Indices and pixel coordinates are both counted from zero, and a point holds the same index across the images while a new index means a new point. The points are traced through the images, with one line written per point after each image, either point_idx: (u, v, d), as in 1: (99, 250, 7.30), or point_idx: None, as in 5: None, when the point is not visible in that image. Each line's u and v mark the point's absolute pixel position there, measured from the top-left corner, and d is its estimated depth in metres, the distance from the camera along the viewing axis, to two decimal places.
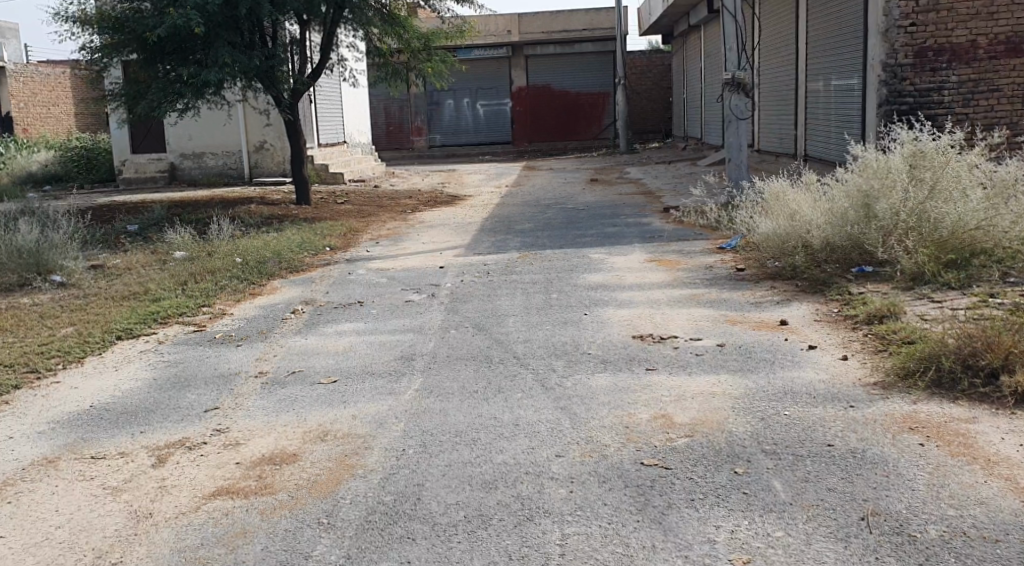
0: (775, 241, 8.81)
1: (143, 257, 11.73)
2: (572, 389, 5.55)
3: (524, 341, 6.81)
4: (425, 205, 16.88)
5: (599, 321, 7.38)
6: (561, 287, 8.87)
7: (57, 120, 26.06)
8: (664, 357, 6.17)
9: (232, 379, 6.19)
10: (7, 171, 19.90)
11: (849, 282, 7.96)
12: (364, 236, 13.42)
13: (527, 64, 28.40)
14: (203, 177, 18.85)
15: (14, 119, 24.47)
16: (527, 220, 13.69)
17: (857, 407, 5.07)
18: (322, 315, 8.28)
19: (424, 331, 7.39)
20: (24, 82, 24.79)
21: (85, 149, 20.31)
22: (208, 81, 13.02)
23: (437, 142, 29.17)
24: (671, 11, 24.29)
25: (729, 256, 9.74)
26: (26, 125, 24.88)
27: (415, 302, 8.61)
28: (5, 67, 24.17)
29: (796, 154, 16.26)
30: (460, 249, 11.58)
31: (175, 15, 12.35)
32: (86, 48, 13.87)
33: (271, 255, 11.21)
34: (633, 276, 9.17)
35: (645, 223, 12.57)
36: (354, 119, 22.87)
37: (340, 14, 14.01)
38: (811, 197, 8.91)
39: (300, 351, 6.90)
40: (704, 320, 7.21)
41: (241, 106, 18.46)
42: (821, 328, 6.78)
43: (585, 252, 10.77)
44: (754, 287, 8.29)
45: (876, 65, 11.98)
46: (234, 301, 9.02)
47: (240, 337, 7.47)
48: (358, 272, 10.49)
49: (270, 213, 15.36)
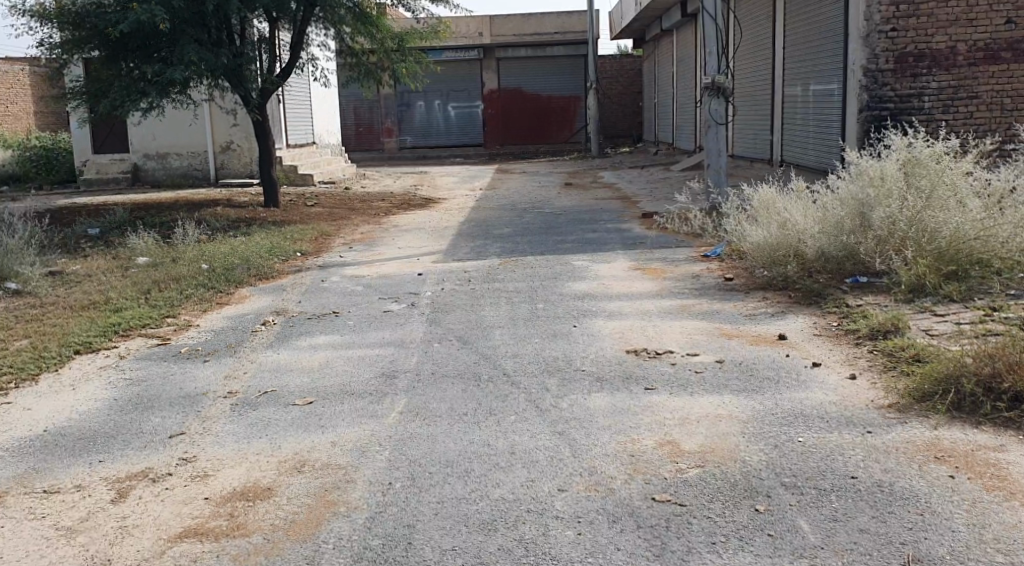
0: (765, 250, 8.39)
1: (103, 262, 11.25)
2: (567, 411, 5.17)
3: (511, 357, 6.40)
4: (398, 208, 16.47)
5: (589, 333, 7.01)
6: (546, 296, 8.51)
7: (17, 119, 25.40)
8: (663, 374, 5.80)
9: (198, 400, 5.78)
10: None
11: (844, 293, 7.59)
12: (337, 240, 13.00)
13: (498, 66, 28.03)
14: (168, 179, 18.33)
15: None
16: (505, 225, 13.32)
17: (876, 433, 4.70)
18: (296, 325, 7.87)
19: (406, 345, 6.99)
20: None
21: (44, 149, 19.71)
22: (174, 79, 12.53)
23: (408, 144, 28.74)
24: (644, 15, 24.03)
25: (716, 264, 9.42)
26: None
27: (394, 312, 8.22)
28: None
29: (774, 160, 15.98)
30: (438, 255, 11.19)
31: (140, 11, 11.86)
32: (45, 44, 13.31)
33: (239, 261, 10.78)
34: (619, 285, 8.82)
35: (626, 229, 12.24)
36: (324, 119, 22.38)
37: (312, 11, 13.57)
38: (802, 203, 8.53)
39: (272, 368, 6.50)
40: (698, 333, 6.86)
41: (207, 106, 17.96)
42: (821, 341, 6.43)
43: (568, 259, 10.41)
44: (746, 298, 7.93)
45: (857, 69, 11.72)
46: (201, 312, 8.60)
47: (208, 351, 7.05)
48: (331, 279, 10.07)
49: (238, 216, 14.88)
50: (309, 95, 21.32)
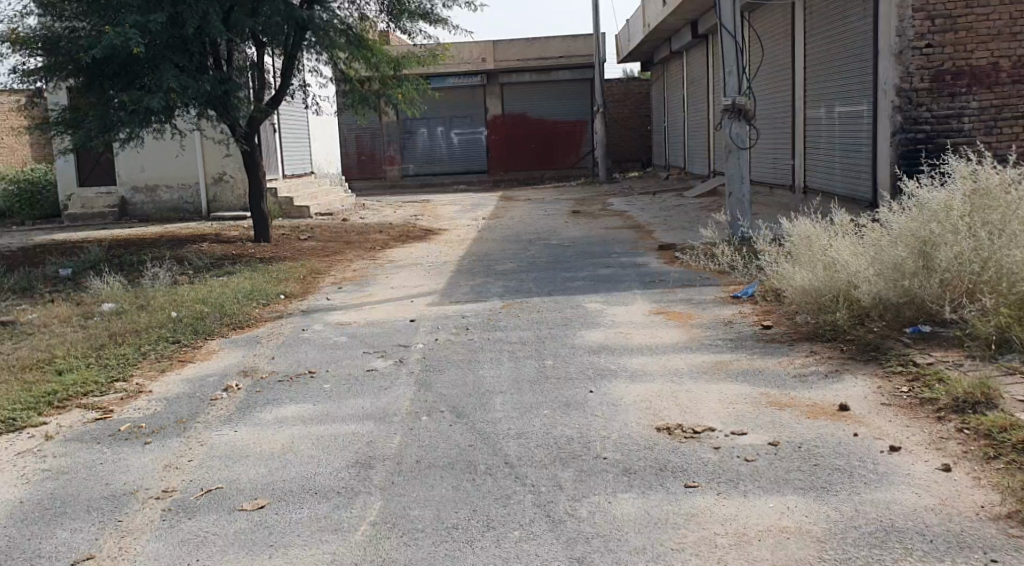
0: (811, 294, 7.14)
1: (65, 309, 10.18)
2: (587, 525, 4.18)
3: (515, 436, 5.22)
4: (395, 241, 15.33)
5: (609, 402, 5.82)
6: (555, 349, 7.35)
7: (14, 154, 24.45)
8: (706, 465, 4.61)
9: (125, 506, 4.77)
10: None
11: (908, 347, 6.38)
12: (326, 279, 11.86)
13: (501, 92, 26.97)
14: (156, 213, 17.26)
15: None
16: (509, 259, 12.16)
17: (1002, 562, 3.80)
18: (263, 391, 6.70)
19: (389, 418, 5.80)
20: None
21: (29, 182, 18.64)
22: (152, 108, 11.39)
23: (410, 172, 27.70)
24: (652, 37, 22.95)
25: (750, 308, 8.26)
26: None
27: (379, 371, 7.05)
28: None
29: (796, 186, 14.78)
30: (435, 296, 10.03)
31: (113, 34, 10.74)
32: (17, 71, 12.22)
33: (211, 307, 9.65)
34: (640, 334, 7.68)
35: (642, 263, 11.10)
36: (321, 146, 21.30)
37: (302, 35, 12.44)
38: (850, 240, 7.34)
39: (228, 454, 5.37)
40: (740, 400, 5.70)
41: (196, 137, 16.89)
42: (895, 413, 5.22)
43: (579, 300, 9.27)
44: (789, 351, 6.77)
45: (889, 90, 10.57)
46: (157, 373, 7.51)
47: (152, 430, 5.94)
48: (313, 327, 8.96)
49: (224, 253, 13.77)
50: (304, 123, 20.21)
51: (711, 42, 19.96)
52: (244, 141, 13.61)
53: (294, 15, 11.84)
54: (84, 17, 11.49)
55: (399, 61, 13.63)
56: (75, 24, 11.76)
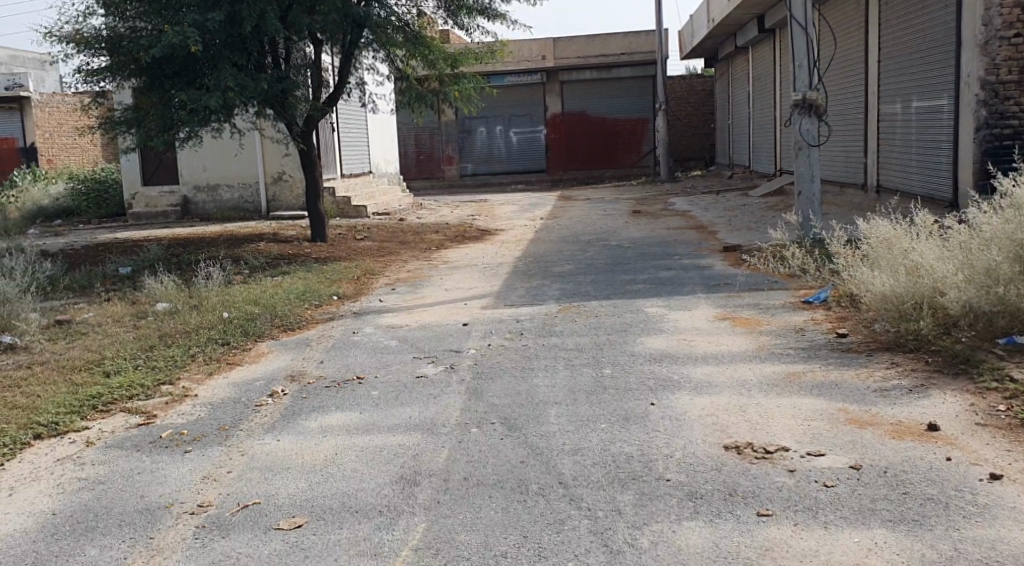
0: (891, 301, 6.72)
1: (119, 309, 10.02)
2: (649, 559, 3.88)
3: (572, 452, 4.88)
4: (452, 241, 15.05)
5: (673, 417, 5.46)
6: (614, 357, 6.97)
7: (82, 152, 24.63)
8: (781, 490, 4.26)
9: (156, 521, 4.52)
10: (18, 206, 18.45)
11: (1000, 361, 5.91)
12: (381, 279, 11.61)
13: (562, 90, 26.61)
14: (216, 212, 17.17)
15: (39, 150, 23.28)
16: (567, 260, 11.80)
17: None
18: (309, 398, 6.41)
19: (437, 430, 5.49)
20: (50, 112, 23.68)
21: (96, 180, 18.69)
22: (210, 107, 11.19)
23: (468, 171, 27.45)
24: (717, 32, 22.46)
25: (821, 315, 7.81)
26: (51, 155, 23.59)
27: (429, 378, 6.73)
28: (29, 97, 23.05)
29: (868, 186, 14.20)
30: (490, 298, 9.69)
31: (171, 33, 10.56)
32: (80, 71, 12.11)
33: (262, 308, 9.42)
34: (705, 341, 7.28)
35: (707, 266, 10.67)
36: (380, 145, 21.14)
37: (360, 32, 12.17)
38: (933, 244, 6.89)
39: (270, 466, 5.08)
40: (816, 418, 5.32)
41: (255, 135, 16.78)
42: (991, 435, 4.79)
43: (639, 304, 8.87)
44: (867, 363, 6.34)
45: (972, 82, 10.42)
46: (205, 376, 7.28)
47: (193, 438, 5.67)
48: (364, 329, 8.68)
49: (280, 252, 13.59)
50: (363, 121, 20.02)
51: (778, 37, 19.40)
52: (301, 140, 13.41)
53: (352, 12, 11.55)
54: (145, 17, 11.32)
55: (457, 58, 13.28)
56: (137, 24, 11.59)
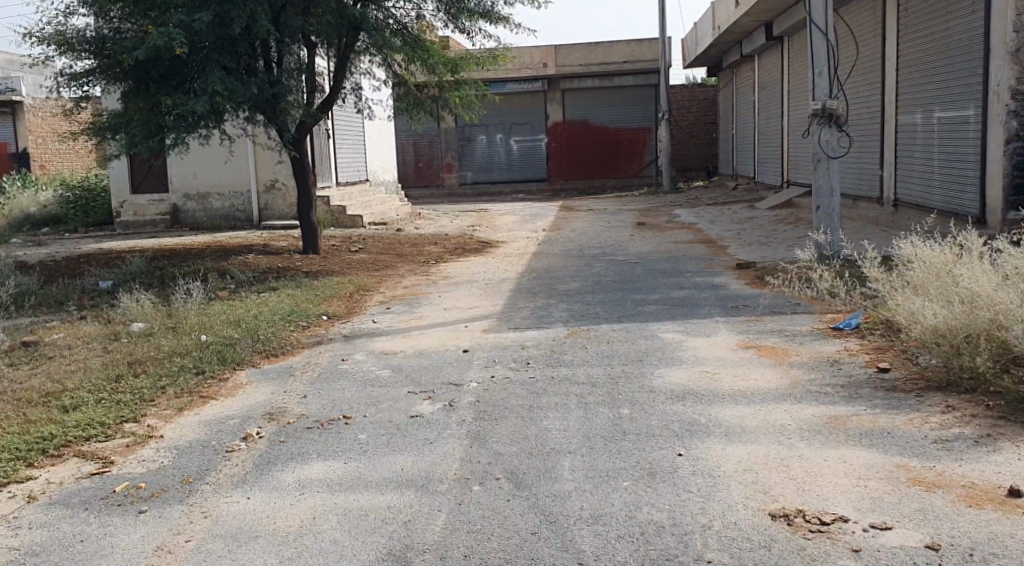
0: (935, 335, 6.02)
1: (90, 329, 9.25)
2: None
3: (590, 519, 4.37)
4: (451, 253, 14.32)
5: (704, 472, 4.75)
6: (631, 393, 6.23)
7: (80, 156, 23.92)
8: None
9: None
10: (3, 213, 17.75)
11: None
12: (375, 296, 10.91)
13: (563, 98, 25.89)
14: (207, 222, 16.41)
15: (32, 155, 22.50)
16: (574, 277, 11.07)
17: None
18: (287, 443, 5.65)
19: (431, 488, 4.77)
20: (44, 116, 22.86)
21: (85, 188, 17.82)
22: (197, 113, 10.34)
23: (468, 180, 26.71)
24: (721, 41, 21.82)
25: (856, 344, 7.07)
26: (43, 161, 22.87)
27: (425, 418, 5.98)
28: (23, 102, 22.21)
29: (885, 199, 13.45)
30: (491, 321, 8.95)
31: (156, 34, 9.74)
32: (60, 74, 11.25)
33: (245, 329, 8.65)
34: (731, 374, 6.53)
35: (722, 285, 9.94)
36: (378, 152, 20.36)
37: (356, 34, 11.33)
38: (982, 270, 6.20)
39: (235, 534, 4.49)
40: (871, 475, 4.62)
41: (245, 143, 16.02)
42: None
43: (655, 329, 8.12)
44: (919, 406, 5.60)
45: (1002, 91, 9.76)
46: (175, 412, 6.54)
47: (152, 493, 4.94)
48: (355, 356, 7.94)
49: (270, 265, 12.84)
50: (359, 128, 19.26)
51: (788, 44, 18.67)
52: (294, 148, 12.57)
53: (346, 14, 10.69)
54: (132, 17, 10.50)
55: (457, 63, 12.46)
56: (123, 26, 10.77)
